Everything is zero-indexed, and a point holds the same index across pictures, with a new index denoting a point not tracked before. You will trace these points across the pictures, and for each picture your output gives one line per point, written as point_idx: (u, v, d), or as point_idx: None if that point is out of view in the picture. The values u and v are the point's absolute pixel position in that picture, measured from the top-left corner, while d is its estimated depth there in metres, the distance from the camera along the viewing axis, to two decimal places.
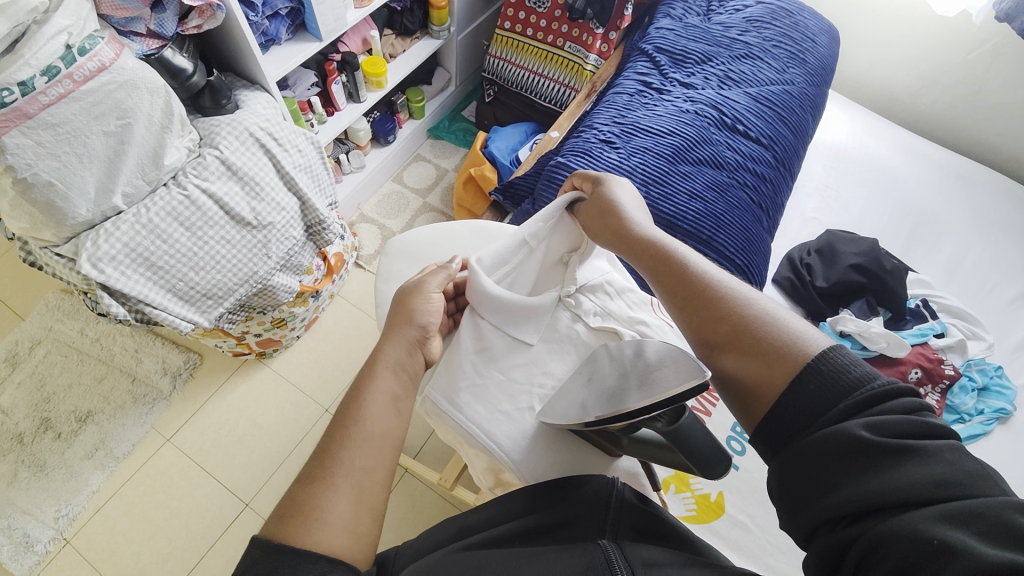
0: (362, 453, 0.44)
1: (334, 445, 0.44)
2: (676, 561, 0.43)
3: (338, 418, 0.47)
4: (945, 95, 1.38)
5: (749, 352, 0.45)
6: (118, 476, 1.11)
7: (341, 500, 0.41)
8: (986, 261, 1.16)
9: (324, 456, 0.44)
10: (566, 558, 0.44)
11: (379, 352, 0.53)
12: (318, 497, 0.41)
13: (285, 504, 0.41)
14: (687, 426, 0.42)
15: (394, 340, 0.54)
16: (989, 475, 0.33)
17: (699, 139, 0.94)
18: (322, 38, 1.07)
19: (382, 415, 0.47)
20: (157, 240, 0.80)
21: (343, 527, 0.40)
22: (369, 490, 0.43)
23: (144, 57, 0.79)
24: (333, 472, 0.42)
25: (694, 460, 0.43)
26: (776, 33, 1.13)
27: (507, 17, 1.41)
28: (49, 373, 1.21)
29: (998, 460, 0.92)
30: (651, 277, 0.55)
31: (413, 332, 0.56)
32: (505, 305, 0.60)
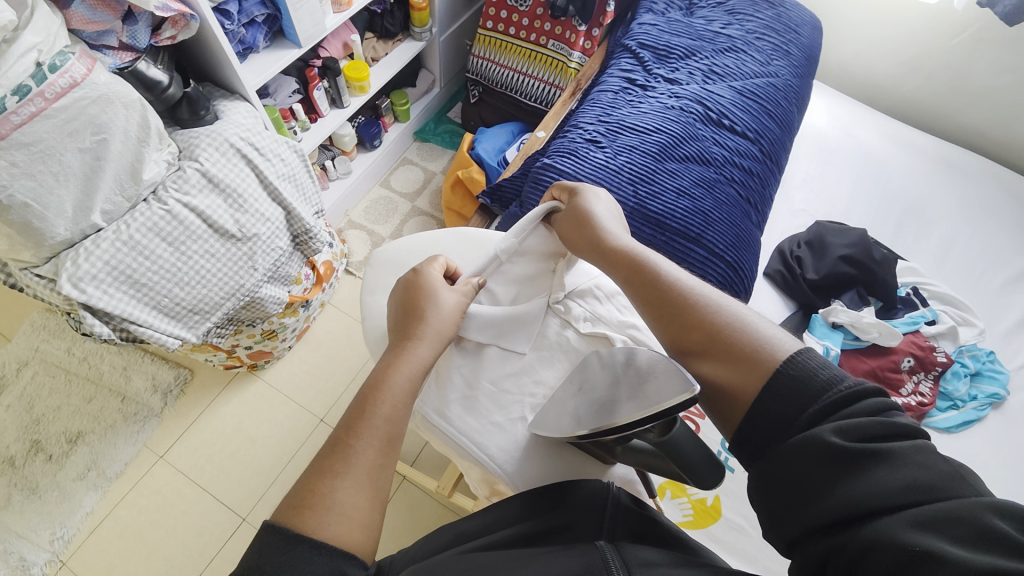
0: (375, 448, 0.45)
1: (349, 435, 0.45)
2: (673, 561, 0.42)
3: (359, 402, 0.48)
4: (930, 81, 1.38)
5: (725, 359, 0.45)
6: (112, 496, 1.09)
7: (350, 490, 0.42)
8: (975, 246, 1.16)
9: (338, 449, 0.44)
10: (565, 561, 0.42)
11: (405, 350, 0.53)
12: (327, 485, 0.42)
13: (296, 490, 0.42)
14: (679, 438, 0.42)
15: (425, 342, 0.54)
16: (960, 475, 0.32)
17: (686, 136, 0.93)
18: (301, 44, 1.06)
19: (399, 409, 0.48)
20: (139, 256, 0.78)
21: (348, 518, 0.41)
22: (377, 488, 0.43)
23: (117, 70, 0.77)
24: (343, 462, 0.43)
25: (687, 470, 0.43)
26: (760, 25, 1.13)
27: (489, 16, 1.39)
28: (38, 394, 1.19)
29: (990, 445, 0.93)
30: (626, 284, 0.55)
31: (441, 336, 0.55)
32: (485, 324, 0.61)
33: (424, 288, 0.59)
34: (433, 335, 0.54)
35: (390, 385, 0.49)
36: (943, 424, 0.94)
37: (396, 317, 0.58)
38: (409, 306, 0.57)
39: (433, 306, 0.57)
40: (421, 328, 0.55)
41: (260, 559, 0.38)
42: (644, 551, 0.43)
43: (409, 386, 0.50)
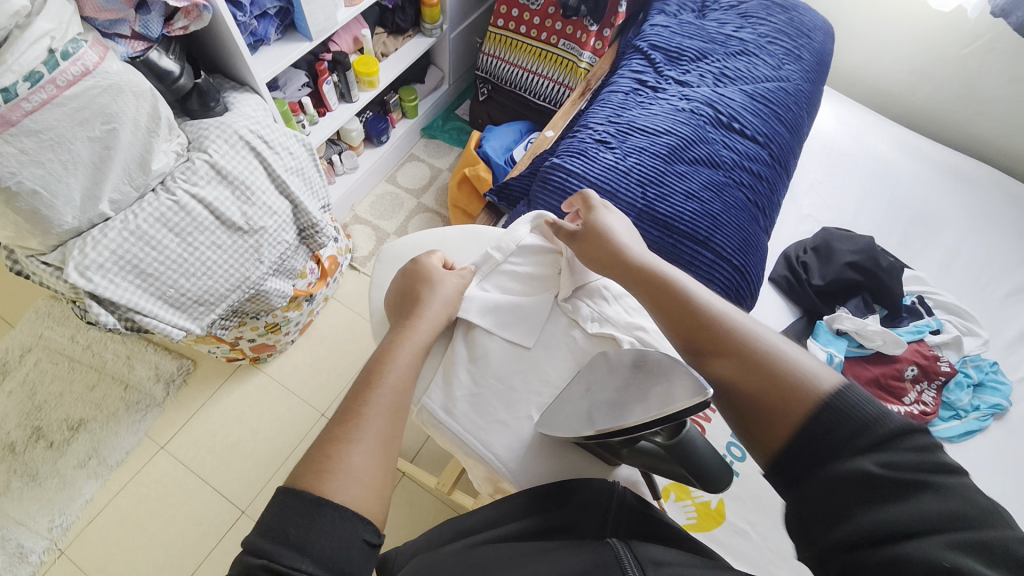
0: (383, 417, 0.46)
1: (358, 404, 0.46)
2: (685, 562, 0.40)
3: (365, 376, 0.49)
4: (940, 89, 1.38)
5: (767, 388, 0.44)
6: (112, 485, 1.10)
7: (363, 455, 0.43)
8: (981, 255, 1.16)
9: (348, 417, 0.45)
10: (570, 559, 0.42)
11: (405, 328, 0.55)
12: (342, 451, 0.42)
13: (307, 458, 0.43)
14: (688, 441, 0.42)
15: (425, 320, 0.57)
16: (1002, 513, 0.32)
17: (695, 138, 0.93)
18: (312, 37, 1.05)
19: (404, 380, 0.50)
20: (146, 247, 0.78)
21: (362, 483, 0.41)
22: (387, 456, 0.44)
23: (129, 59, 0.77)
24: (355, 428, 0.44)
25: (695, 474, 0.43)
26: (772, 29, 1.13)
27: (500, 14, 1.39)
28: (40, 381, 1.19)
29: (991, 455, 0.93)
30: (658, 308, 0.55)
31: (438, 318, 0.58)
32: (487, 306, 0.63)
33: (422, 275, 0.61)
34: (432, 316, 0.57)
35: (395, 359, 0.51)
36: (945, 433, 0.94)
37: (396, 306, 0.61)
38: (408, 291, 0.60)
39: (433, 291, 0.59)
40: (420, 312, 0.57)
41: (280, 520, 0.38)
42: (652, 549, 0.42)
43: (408, 368, 0.51)
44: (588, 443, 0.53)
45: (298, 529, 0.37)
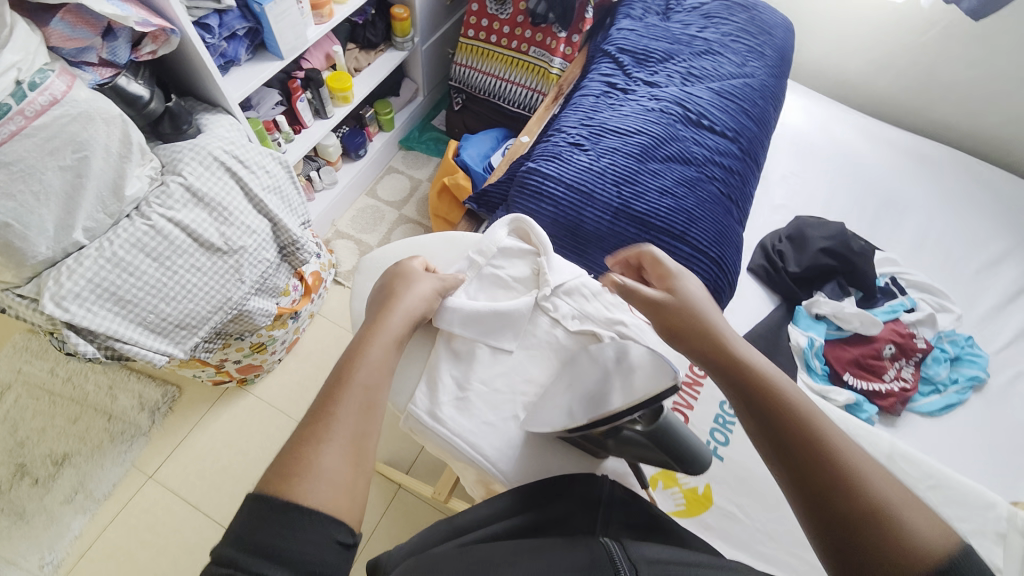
0: (354, 415, 0.45)
1: (328, 404, 0.45)
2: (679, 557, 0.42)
3: (335, 374, 0.48)
4: (900, 76, 1.43)
5: (886, 531, 0.39)
6: (101, 519, 1.07)
7: (335, 455, 0.42)
8: (949, 234, 1.20)
9: (318, 417, 0.45)
10: (567, 558, 0.42)
11: (377, 322, 0.54)
12: (312, 454, 0.42)
13: (278, 462, 0.42)
14: (665, 426, 0.43)
15: (397, 312, 0.56)
16: None
17: (667, 137, 0.95)
18: (283, 56, 1.06)
19: (375, 376, 0.49)
20: (123, 273, 0.77)
21: (335, 483, 0.41)
22: (360, 456, 0.44)
23: (97, 87, 0.78)
24: (326, 428, 0.44)
25: (674, 458, 0.44)
26: (734, 28, 1.16)
27: (470, 25, 1.41)
28: (21, 417, 1.16)
29: (971, 426, 0.96)
30: (754, 403, 0.49)
31: (412, 311, 0.57)
32: (470, 318, 0.61)
33: (400, 275, 0.61)
34: (405, 310, 0.56)
35: (367, 354, 0.50)
36: (926, 408, 0.97)
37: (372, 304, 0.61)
38: (386, 288, 0.60)
39: (410, 288, 0.59)
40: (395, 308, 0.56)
41: (250, 529, 0.37)
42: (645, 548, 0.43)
43: (382, 369, 0.50)
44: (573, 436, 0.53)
45: (269, 537, 0.37)
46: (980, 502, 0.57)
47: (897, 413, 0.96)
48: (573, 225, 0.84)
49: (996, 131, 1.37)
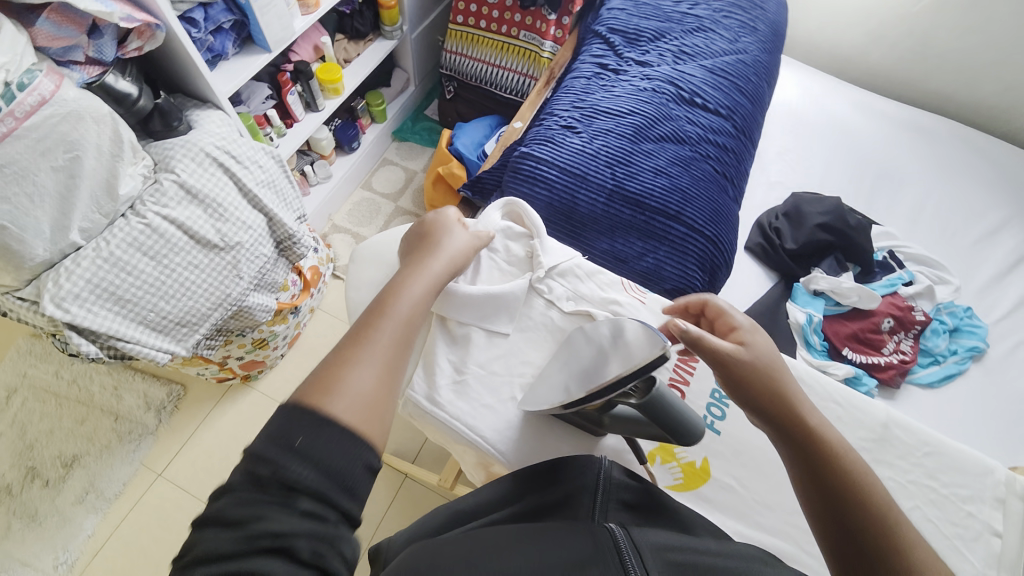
0: (391, 342, 0.48)
1: (369, 328, 0.48)
2: (686, 545, 0.43)
3: (376, 304, 0.51)
4: (895, 48, 1.41)
5: None
6: (113, 516, 1.09)
7: (365, 375, 0.44)
8: (947, 205, 1.20)
9: (359, 338, 0.47)
10: (575, 542, 0.42)
11: (418, 265, 0.57)
12: (351, 368, 0.44)
13: (317, 373, 0.44)
14: (657, 398, 0.44)
15: (438, 258, 0.59)
16: None
17: (659, 116, 0.94)
18: (270, 49, 1.05)
19: (412, 312, 0.51)
20: (122, 273, 0.78)
21: (366, 399, 0.42)
22: (390, 382, 0.45)
23: (85, 85, 0.77)
24: (361, 352, 0.46)
25: (666, 428, 0.45)
26: (726, 4, 1.15)
27: (459, 11, 1.39)
28: (29, 420, 1.17)
29: (971, 396, 0.97)
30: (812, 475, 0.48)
31: (453, 258, 0.60)
32: (468, 302, 0.60)
33: (437, 224, 0.63)
34: (447, 257, 0.59)
35: (406, 290, 0.53)
36: (926, 379, 0.97)
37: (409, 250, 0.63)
38: (425, 237, 0.63)
39: (445, 239, 0.62)
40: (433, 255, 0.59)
41: (285, 427, 0.38)
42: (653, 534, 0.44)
43: (416, 304, 0.52)
44: (569, 413, 0.54)
45: (306, 441, 0.37)
46: (978, 468, 0.57)
47: (896, 386, 0.96)
48: (568, 208, 0.83)
49: (994, 100, 1.36)
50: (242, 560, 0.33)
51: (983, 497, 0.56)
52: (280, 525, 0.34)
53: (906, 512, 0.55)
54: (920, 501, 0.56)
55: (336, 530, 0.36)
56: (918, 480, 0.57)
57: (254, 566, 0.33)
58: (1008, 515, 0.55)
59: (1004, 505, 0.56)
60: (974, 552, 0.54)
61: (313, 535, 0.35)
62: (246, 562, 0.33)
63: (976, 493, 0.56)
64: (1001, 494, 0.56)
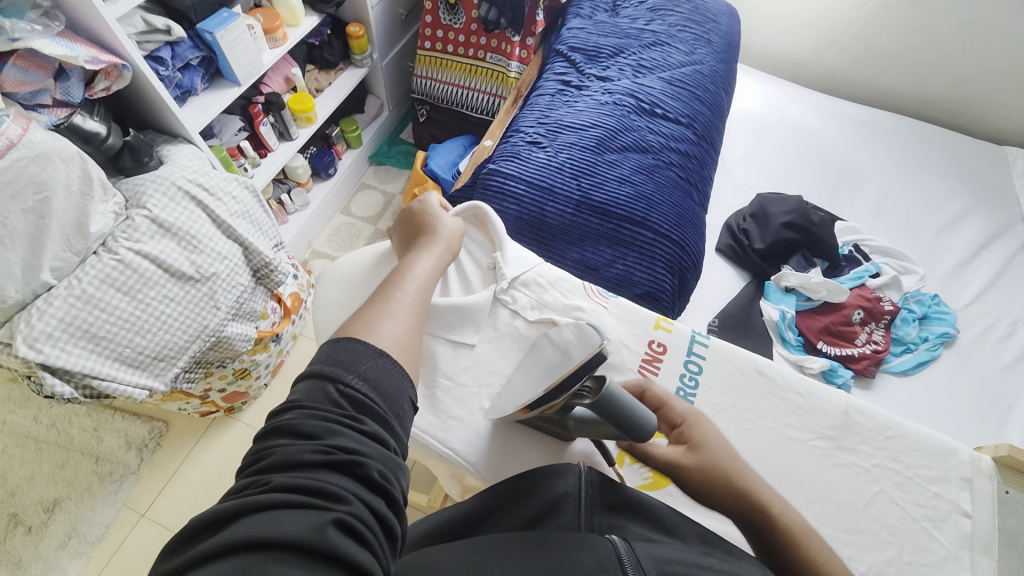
0: (413, 300, 0.53)
1: (391, 289, 0.53)
2: (687, 558, 0.41)
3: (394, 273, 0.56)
4: (845, 52, 1.48)
5: None
6: (97, 561, 1.06)
7: (395, 322, 0.49)
8: (908, 197, 1.24)
9: (383, 297, 0.52)
10: (575, 556, 0.40)
11: (425, 243, 0.62)
12: (380, 317, 0.49)
13: (348, 322, 0.48)
14: (608, 395, 0.45)
15: (442, 238, 0.64)
16: None
17: (622, 128, 0.98)
18: (239, 82, 1.07)
19: (427, 281, 0.57)
20: (95, 310, 0.78)
21: (398, 340, 0.47)
22: (416, 330, 0.50)
23: (54, 127, 0.78)
24: (387, 306, 0.50)
25: (618, 425, 0.46)
26: (680, 18, 1.20)
27: (426, 37, 1.44)
28: (8, 466, 1.15)
29: (944, 381, 0.99)
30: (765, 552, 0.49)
31: (452, 238, 0.65)
32: (436, 316, 0.61)
33: (428, 208, 0.67)
34: (448, 236, 0.65)
35: (419, 264, 0.58)
36: (900, 367, 1.00)
37: (403, 236, 0.67)
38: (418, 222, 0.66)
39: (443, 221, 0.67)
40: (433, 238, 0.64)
41: (334, 356, 0.43)
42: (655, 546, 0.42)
43: (428, 274, 0.58)
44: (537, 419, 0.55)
45: (367, 365, 0.43)
46: (942, 449, 0.59)
47: (871, 375, 0.98)
48: (537, 220, 0.85)
49: (945, 95, 1.43)
50: (316, 471, 0.36)
51: (950, 477, 0.58)
52: (352, 443, 0.37)
53: (874, 497, 0.57)
54: (887, 485, 0.57)
55: (395, 459, 0.40)
56: (883, 463, 0.58)
57: (327, 478, 0.35)
58: (975, 493, 0.57)
59: (971, 484, 0.57)
60: (944, 532, 0.55)
61: (379, 457, 0.38)
62: (318, 477, 0.35)
63: (942, 473, 0.58)
64: (967, 473, 0.58)
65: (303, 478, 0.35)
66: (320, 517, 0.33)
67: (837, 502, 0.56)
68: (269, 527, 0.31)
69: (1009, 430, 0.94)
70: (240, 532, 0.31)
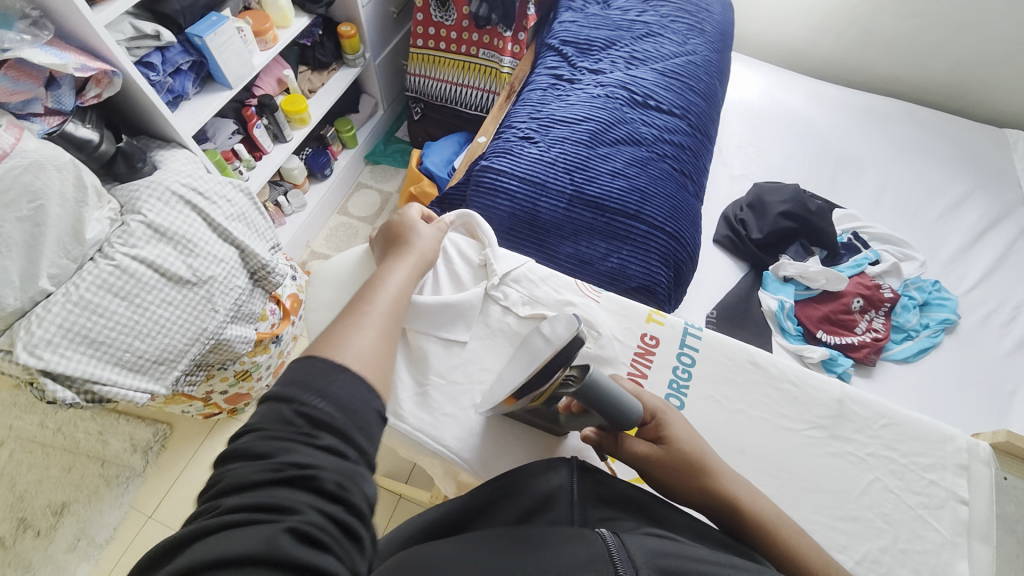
0: (384, 316, 0.51)
1: (362, 306, 0.51)
2: (683, 552, 0.41)
3: (365, 289, 0.53)
4: (841, 38, 1.46)
5: None
6: (106, 562, 1.07)
7: (365, 339, 0.46)
8: (907, 183, 1.23)
9: (352, 314, 0.49)
10: (566, 552, 0.40)
11: (399, 257, 0.60)
12: (347, 335, 0.46)
13: (318, 341, 0.46)
14: (593, 381, 0.48)
15: (415, 251, 0.62)
16: None
17: (614, 121, 0.97)
18: (231, 85, 1.07)
19: (401, 293, 0.55)
20: (93, 316, 0.78)
21: (367, 358, 0.45)
22: (387, 348, 0.48)
23: (46, 136, 0.79)
24: (358, 322, 0.48)
25: (603, 412, 0.49)
26: (672, 9, 1.19)
27: (418, 34, 1.43)
28: (17, 471, 1.16)
29: (946, 369, 0.98)
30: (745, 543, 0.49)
31: (425, 251, 0.63)
32: (427, 315, 0.61)
33: (403, 222, 0.65)
34: (420, 249, 0.63)
35: (392, 277, 0.56)
36: (901, 355, 0.99)
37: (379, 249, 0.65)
38: (392, 236, 0.64)
39: (416, 234, 0.65)
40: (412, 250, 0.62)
41: (299, 381, 0.40)
42: (647, 539, 0.42)
43: (403, 286, 0.56)
44: (526, 411, 0.56)
45: (327, 383, 0.40)
46: (939, 436, 0.59)
47: (871, 363, 0.98)
48: (530, 216, 0.85)
49: (944, 78, 1.41)
50: (267, 489, 0.34)
51: (945, 464, 0.57)
52: (306, 457, 0.36)
53: (869, 485, 0.56)
54: (883, 474, 0.57)
55: (355, 468, 0.37)
56: (878, 452, 0.58)
57: (277, 493, 0.34)
58: (971, 480, 0.57)
59: (967, 471, 0.57)
60: (941, 519, 0.55)
61: (336, 469, 0.36)
62: (270, 494, 0.34)
63: (937, 460, 0.58)
64: (963, 460, 0.57)
65: (251, 500, 0.33)
66: (268, 532, 0.32)
67: (831, 491, 0.56)
68: (214, 554, 0.31)
69: (1011, 415, 0.94)
70: (184, 561, 0.31)
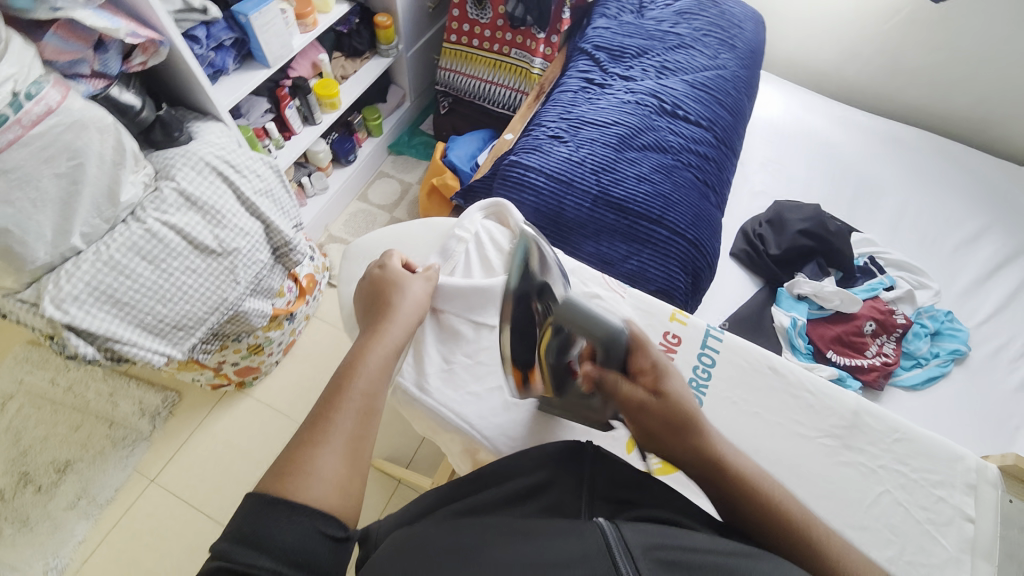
0: (352, 418, 0.48)
1: (329, 409, 0.48)
2: (675, 542, 0.41)
3: (335, 383, 0.51)
4: (869, 64, 1.47)
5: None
6: (105, 523, 1.08)
7: (331, 458, 0.45)
8: (925, 213, 1.24)
9: (319, 422, 0.48)
10: (562, 545, 0.41)
11: (380, 329, 0.56)
12: (309, 454, 0.45)
13: (280, 463, 0.45)
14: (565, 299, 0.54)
15: (396, 321, 0.57)
16: None
17: (642, 127, 0.98)
18: (269, 64, 1.09)
19: (374, 380, 0.51)
20: (120, 277, 0.80)
21: (331, 483, 0.44)
22: (356, 454, 0.47)
23: (91, 97, 0.81)
24: (322, 432, 0.47)
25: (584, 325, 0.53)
26: (705, 23, 1.20)
27: (453, 30, 1.45)
28: (24, 426, 1.18)
29: (953, 398, 0.99)
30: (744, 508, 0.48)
31: (407, 318, 0.58)
32: (454, 295, 0.64)
33: (391, 280, 0.61)
34: (401, 316, 0.58)
35: (365, 362, 0.52)
36: (909, 382, 0.99)
37: (365, 305, 0.61)
38: (377, 296, 0.60)
39: (401, 294, 0.60)
40: (392, 315, 0.58)
41: (242, 523, 0.40)
42: (645, 529, 0.42)
43: (382, 369, 0.53)
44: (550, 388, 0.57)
45: (265, 531, 0.39)
46: (949, 455, 0.59)
47: (880, 387, 0.98)
48: (555, 213, 0.87)
49: (969, 111, 1.42)
50: None
51: (954, 483, 0.58)
52: None
53: (878, 497, 0.57)
54: (892, 487, 0.57)
55: None
56: (889, 465, 0.58)
57: None
58: (979, 501, 0.57)
59: (975, 491, 0.58)
60: (947, 536, 0.56)
61: None
62: None
63: (946, 478, 0.58)
64: (972, 480, 0.58)
65: None
66: None
67: (841, 500, 0.57)
68: None
69: (1016, 449, 0.94)
70: None
